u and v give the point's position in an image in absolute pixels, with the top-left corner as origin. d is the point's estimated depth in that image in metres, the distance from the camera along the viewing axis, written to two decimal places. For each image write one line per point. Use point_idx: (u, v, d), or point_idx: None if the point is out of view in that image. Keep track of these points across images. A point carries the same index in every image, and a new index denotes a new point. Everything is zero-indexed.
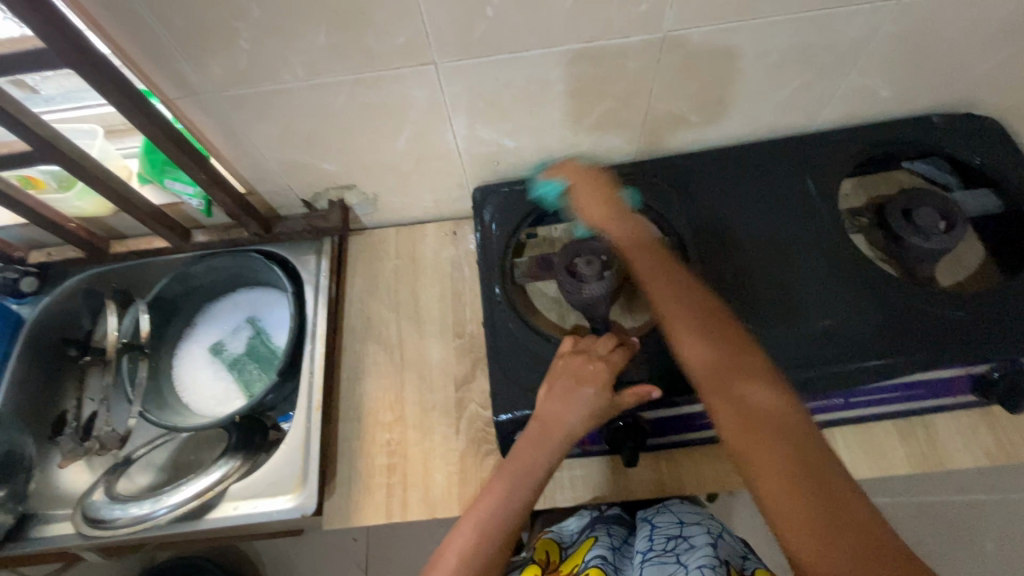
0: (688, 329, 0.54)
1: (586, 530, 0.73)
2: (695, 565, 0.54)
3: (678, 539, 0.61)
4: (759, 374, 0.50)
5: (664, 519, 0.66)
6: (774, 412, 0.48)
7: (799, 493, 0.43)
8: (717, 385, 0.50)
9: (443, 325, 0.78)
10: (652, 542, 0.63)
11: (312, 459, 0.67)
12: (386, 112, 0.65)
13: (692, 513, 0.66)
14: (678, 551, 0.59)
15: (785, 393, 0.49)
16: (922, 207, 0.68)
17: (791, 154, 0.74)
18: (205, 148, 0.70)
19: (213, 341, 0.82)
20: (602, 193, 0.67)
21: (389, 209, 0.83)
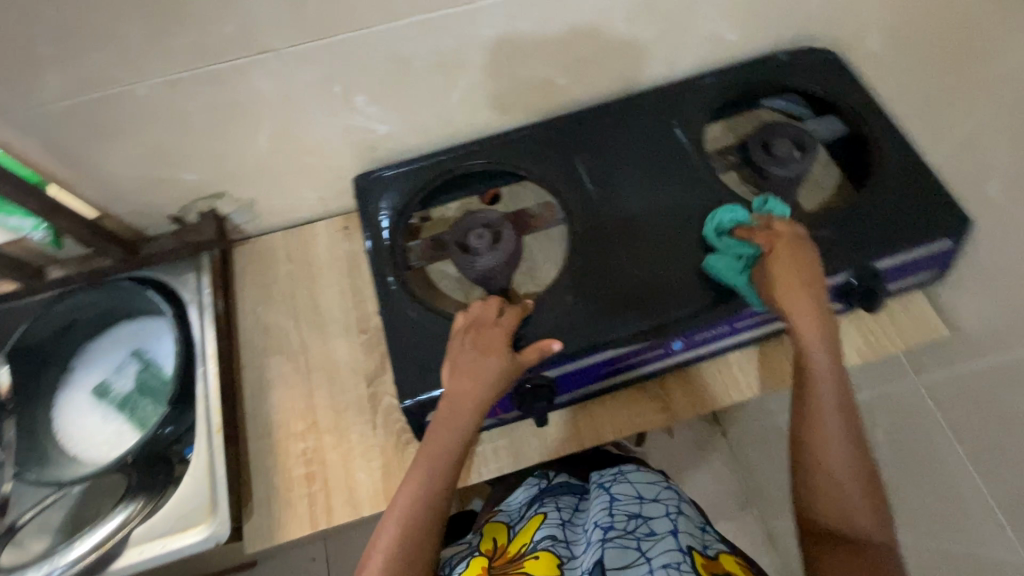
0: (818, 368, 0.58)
1: (533, 505, 0.74)
2: (659, 564, 0.55)
3: (639, 519, 0.63)
4: (847, 401, 0.57)
5: (623, 492, 0.69)
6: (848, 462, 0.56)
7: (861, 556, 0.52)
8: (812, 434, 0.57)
9: (347, 324, 0.75)
10: (611, 519, 0.64)
11: (222, 485, 0.64)
12: (236, 109, 0.61)
13: (649, 484, 0.70)
14: (639, 534, 0.61)
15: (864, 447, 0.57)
16: (777, 138, 0.72)
17: (660, 104, 0.76)
18: (37, 175, 0.62)
19: (96, 383, 0.75)
20: (805, 274, 0.59)
21: (270, 213, 0.79)
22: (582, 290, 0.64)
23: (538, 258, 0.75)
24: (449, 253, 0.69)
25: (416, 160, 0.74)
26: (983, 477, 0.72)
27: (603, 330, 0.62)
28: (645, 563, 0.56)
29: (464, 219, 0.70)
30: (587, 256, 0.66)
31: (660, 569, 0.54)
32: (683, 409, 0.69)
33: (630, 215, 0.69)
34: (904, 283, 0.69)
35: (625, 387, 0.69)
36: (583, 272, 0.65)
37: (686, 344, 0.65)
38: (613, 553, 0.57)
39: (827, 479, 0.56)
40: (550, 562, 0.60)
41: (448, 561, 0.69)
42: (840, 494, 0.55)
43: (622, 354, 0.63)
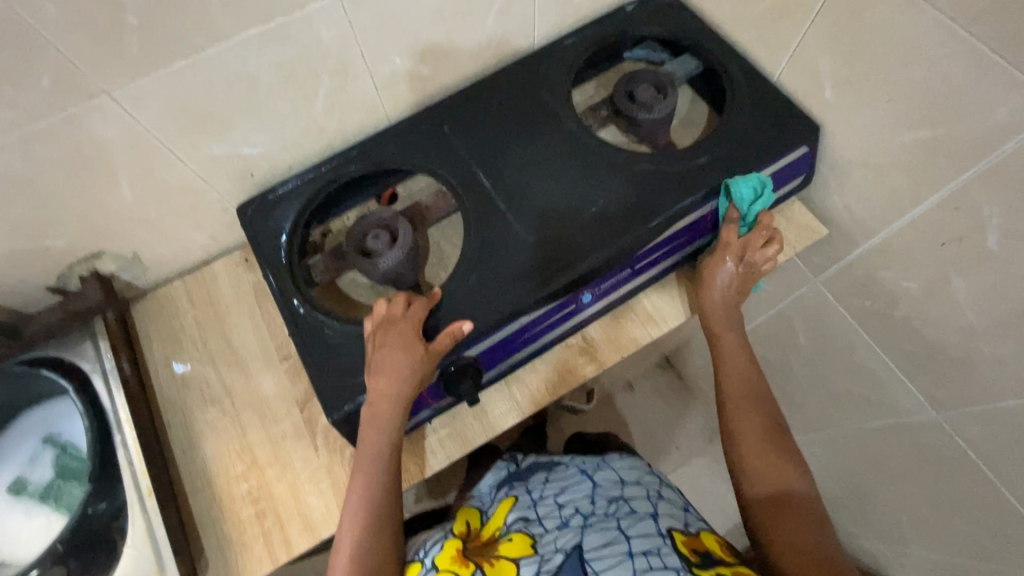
0: (756, 435, 0.64)
1: (504, 488, 0.76)
2: (639, 549, 0.56)
3: (619, 502, 0.66)
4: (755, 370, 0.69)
5: (605, 478, 0.72)
6: (751, 422, 0.65)
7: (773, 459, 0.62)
8: (742, 413, 0.66)
9: (267, 355, 0.74)
10: (592, 505, 0.66)
11: (165, 547, 0.61)
12: (84, 161, 0.59)
13: (630, 471, 0.74)
14: (619, 515, 0.63)
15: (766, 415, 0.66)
16: (638, 86, 0.76)
17: (527, 74, 0.78)
18: None
19: (11, 481, 0.71)
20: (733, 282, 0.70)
21: (160, 263, 0.76)
22: (486, 267, 0.66)
23: (444, 246, 0.75)
24: (350, 261, 0.68)
25: (300, 176, 0.73)
26: (886, 351, 0.79)
27: (512, 299, 0.64)
28: (624, 543, 0.57)
29: (359, 224, 0.69)
30: (484, 232, 0.68)
31: (639, 555, 0.55)
32: (609, 356, 0.73)
33: (518, 185, 0.70)
34: (780, 193, 0.75)
35: (551, 347, 0.73)
36: (483, 250, 0.67)
37: (594, 295, 0.69)
38: (592, 537, 0.59)
39: (778, 521, 0.58)
40: (524, 544, 0.61)
41: (419, 546, 0.68)
42: (757, 445, 0.64)
43: (535, 318, 0.66)
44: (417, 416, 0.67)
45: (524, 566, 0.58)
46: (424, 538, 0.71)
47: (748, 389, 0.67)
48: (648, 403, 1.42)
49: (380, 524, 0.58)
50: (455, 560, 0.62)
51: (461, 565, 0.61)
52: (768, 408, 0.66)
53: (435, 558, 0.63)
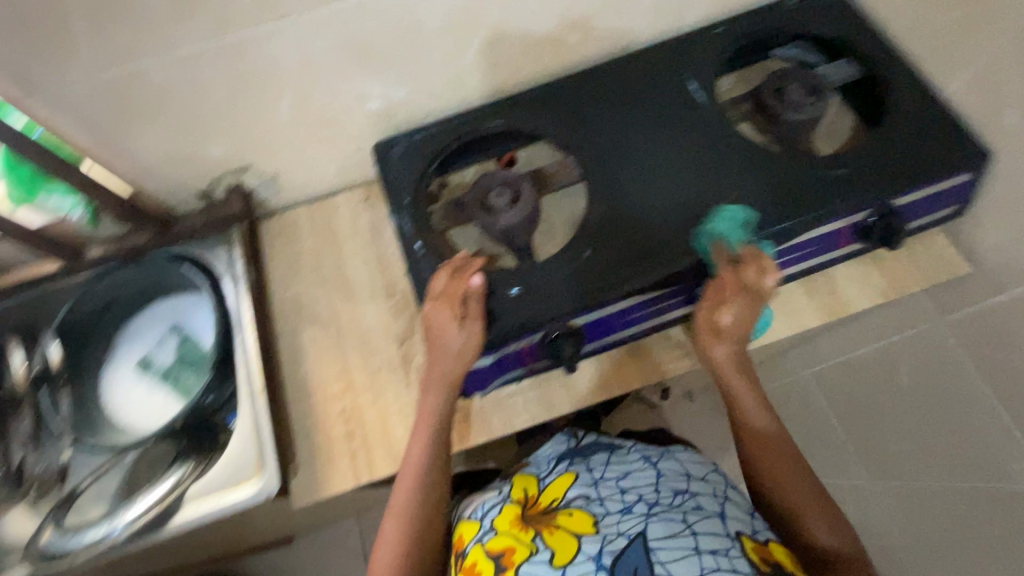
0: (803, 495, 0.60)
1: (563, 460, 0.72)
2: (707, 547, 0.55)
3: (685, 495, 0.63)
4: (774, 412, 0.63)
5: (669, 467, 0.68)
6: (797, 480, 0.60)
7: (826, 520, 0.59)
8: (784, 468, 0.61)
9: (374, 290, 0.78)
10: (656, 493, 0.63)
11: (268, 443, 0.66)
12: (259, 79, 0.63)
13: (697, 464, 0.69)
14: (685, 509, 0.61)
15: (807, 471, 0.61)
16: (789, 83, 0.73)
17: (673, 56, 0.75)
18: (72, 156, 0.64)
19: (138, 358, 0.77)
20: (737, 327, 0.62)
21: (292, 186, 0.80)
22: (604, 242, 0.66)
23: (557, 216, 0.76)
24: (471, 214, 0.70)
25: (434, 126, 0.75)
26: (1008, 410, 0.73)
27: (622, 277, 0.64)
28: (690, 539, 0.56)
29: (484, 178, 0.72)
30: (606, 209, 0.68)
31: (706, 554, 0.55)
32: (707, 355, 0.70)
33: (644, 166, 0.70)
34: (927, 219, 0.71)
35: (656, 331, 0.72)
36: (604, 225, 0.67)
37: (708, 288, 0.67)
38: (657, 527, 0.58)
39: None
40: (586, 522, 0.61)
41: (477, 503, 0.70)
42: (804, 505, 0.59)
43: (643, 300, 0.66)
44: (508, 372, 0.69)
45: (586, 544, 0.58)
46: (482, 492, 0.72)
47: (793, 467, 0.61)
48: (706, 416, 1.38)
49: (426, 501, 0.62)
50: (513, 524, 0.64)
51: (520, 531, 0.62)
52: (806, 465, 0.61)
53: (493, 520, 0.65)
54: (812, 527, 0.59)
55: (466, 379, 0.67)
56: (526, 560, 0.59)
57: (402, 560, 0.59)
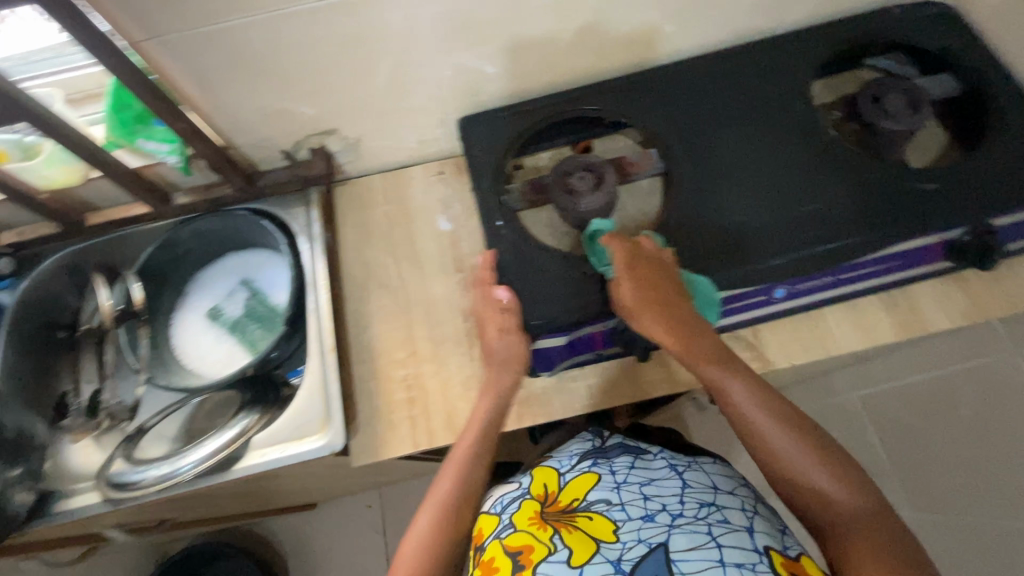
0: (830, 498, 0.50)
1: (585, 458, 0.67)
2: (732, 560, 0.53)
3: (711, 507, 0.59)
4: (781, 405, 0.55)
5: (695, 478, 0.64)
6: (818, 481, 0.51)
7: (865, 528, 0.47)
8: (794, 465, 0.52)
9: (443, 263, 0.78)
10: (681, 505, 0.60)
11: (333, 400, 0.67)
12: (363, 42, 0.63)
13: (724, 478, 0.65)
14: (711, 521, 0.57)
15: (832, 471, 0.51)
16: (890, 92, 0.70)
17: (768, 57, 0.74)
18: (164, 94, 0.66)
19: (209, 307, 0.80)
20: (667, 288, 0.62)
21: (371, 154, 0.81)
22: (687, 235, 0.66)
23: (632, 207, 0.76)
24: (551, 195, 0.70)
25: (520, 106, 0.76)
26: None
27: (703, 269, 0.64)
28: (714, 550, 0.54)
29: (566, 161, 0.71)
30: (690, 201, 0.68)
31: (731, 566, 0.52)
32: (778, 359, 0.68)
33: (732, 161, 0.69)
34: None
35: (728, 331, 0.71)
36: (688, 217, 0.67)
37: (788, 292, 0.67)
38: (681, 538, 0.56)
39: None
40: (607, 528, 0.58)
41: (498, 496, 0.66)
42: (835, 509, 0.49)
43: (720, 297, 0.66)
44: (578, 357, 0.69)
45: (605, 549, 0.56)
46: (500, 487, 0.68)
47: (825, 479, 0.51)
48: None
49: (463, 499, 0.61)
50: (532, 521, 0.60)
51: (539, 528, 0.59)
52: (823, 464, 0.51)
53: (512, 515, 0.61)
54: (848, 545, 0.47)
55: (536, 355, 0.68)
56: (544, 560, 0.56)
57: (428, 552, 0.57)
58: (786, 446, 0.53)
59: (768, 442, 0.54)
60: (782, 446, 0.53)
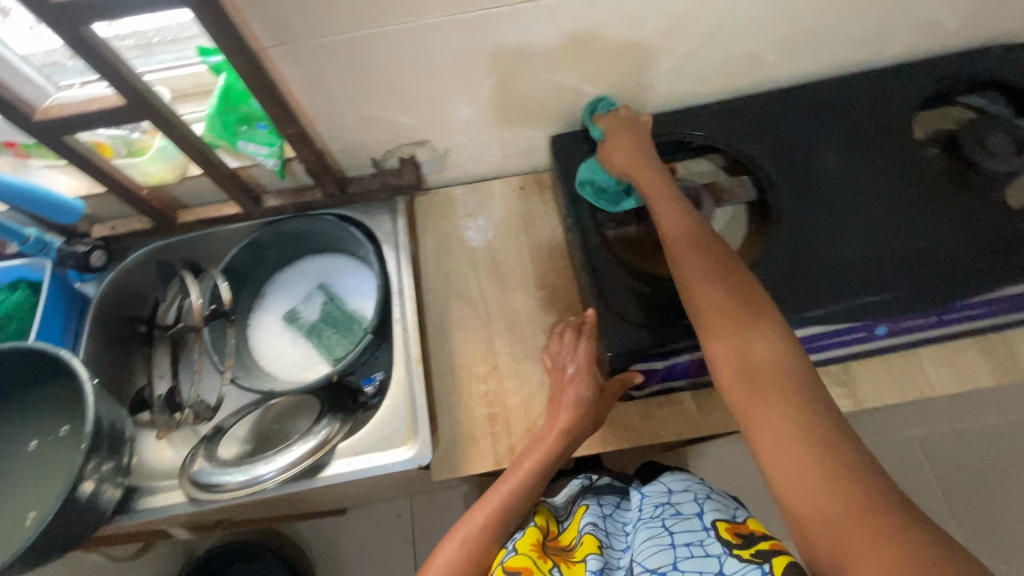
0: (763, 389, 0.45)
1: (575, 498, 0.68)
2: (682, 540, 0.51)
3: (665, 504, 0.57)
4: (727, 292, 0.50)
5: (653, 488, 0.61)
6: (774, 356, 0.46)
7: (798, 425, 0.42)
8: (725, 341, 0.48)
9: (524, 279, 0.78)
10: (643, 512, 0.58)
11: (421, 413, 0.66)
12: (475, 57, 0.64)
13: (680, 477, 0.61)
14: (664, 515, 0.55)
15: (774, 346, 0.47)
16: (992, 133, 0.70)
17: (864, 91, 0.74)
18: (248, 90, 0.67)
19: (286, 310, 0.81)
20: (640, 150, 0.66)
21: (455, 166, 0.82)
22: (786, 265, 0.64)
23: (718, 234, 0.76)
24: None
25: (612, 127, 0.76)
26: None
27: (808, 301, 0.62)
28: (667, 538, 0.52)
29: None
30: (789, 231, 0.67)
31: (682, 547, 0.50)
32: (870, 397, 0.67)
33: (831, 193, 0.68)
34: None
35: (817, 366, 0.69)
36: (789, 247, 0.66)
37: (889, 330, 0.65)
38: (642, 539, 0.54)
39: (805, 501, 0.40)
40: (590, 543, 0.57)
41: None
42: (774, 406, 0.44)
43: (825, 332, 0.64)
44: (671, 381, 0.68)
45: (589, 563, 0.54)
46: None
47: (747, 339, 0.47)
48: None
49: (488, 549, 0.59)
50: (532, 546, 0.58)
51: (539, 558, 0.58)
52: (771, 341, 0.47)
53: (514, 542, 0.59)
54: (771, 435, 0.43)
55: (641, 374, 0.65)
56: None
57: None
58: (707, 289, 0.52)
59: (681, 261, 0.54)
60: (701, 298, 0.51)
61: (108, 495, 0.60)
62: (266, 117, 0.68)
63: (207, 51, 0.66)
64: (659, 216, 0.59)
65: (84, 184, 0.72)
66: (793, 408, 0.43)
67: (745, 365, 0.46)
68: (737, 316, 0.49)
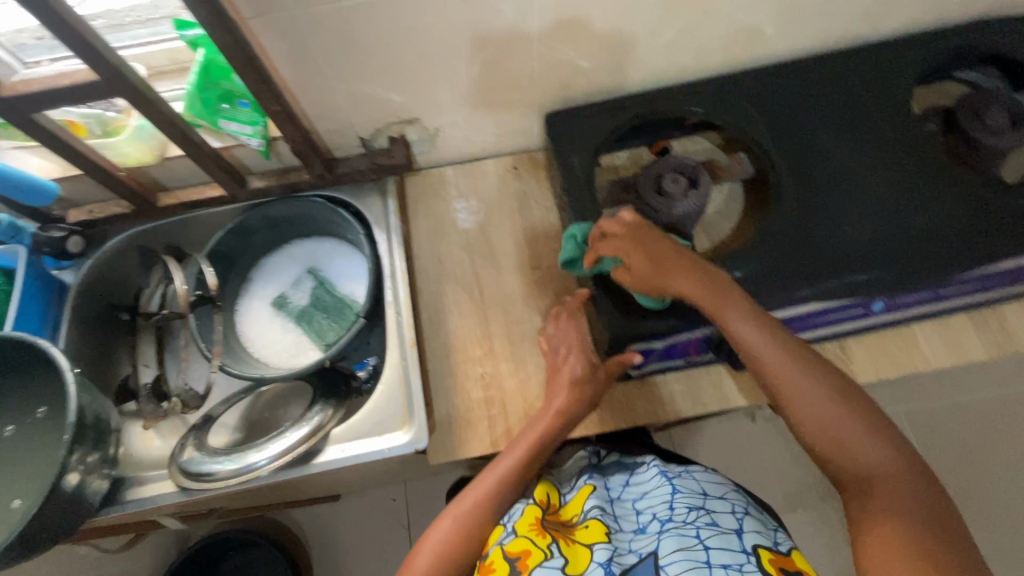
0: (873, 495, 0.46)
1: (582, 474, 0.68)
2: (718, 561, 0.50)
3: (700, 510, 0.57)
4: (832, 390, 0.52)
5: (685, 485, 0.61)
6: (882, 464, 0.48)
7: (912, 524, 0.43)
8: (831, 443, 0.50)
9: (519, 260, 0.76)
10: (670, 510, 0.58)
11: (417, 397, 0.65)
12: (467, 30, 0.61)
13: (715, 483, 0.61)
14: (699, 524, 0.55)
15: (881, 454, 0.48)
16: (991, 106, 0.69)
17: (863, 65, 0.73)
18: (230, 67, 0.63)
19: (275, 295, 0.79)
20: (661, 246, 0.59)
21: (447, 145, 0.79)
22: (784, 243, 0.64)
23: (715, 212, 0.75)
24: (641, 195, 0.69)
25: (607, 103, 0.74)
26: None
27: (809, 277, 0.62)
28: (701, 553, 0.51)
29: (658, 162, 0.70)
30: (787, 208, 0.66)
31: (718, 568, 0.50)
32: (866, 373, 0.67)
33: (830, 170, 0.67)
34: None
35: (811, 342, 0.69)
36: (788, 223, 0.65)
37: (886, 306, 0.65)
38: (669, 542, 0.53)
39: None
40: (599, 531, 0.58)
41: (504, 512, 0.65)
42: (888, 507, 0.45)
43: (823, 308, 0.64)
44: (671, 361, 0.67)
45: (597, 552, 0.55)
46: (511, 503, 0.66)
47: (839, 431, 0.50)
48: None
49: (484, 527, 0.60)
50: (531, 527, 0.59)
51: (539, 535, 0.58)
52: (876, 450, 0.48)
53: (514, 522, 0.60)
54: (879, 537, 0.44)
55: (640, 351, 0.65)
56: (540, 564, 0.55)
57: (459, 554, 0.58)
58: (801, 389, 0.52)
59: (760, 348, 0.54)
60: (799, 402, 0.52)
61: (93, 487, 0.58)
62: (247, 93, 0.65)
63: (184, 24, 0.61)
64: (687, 293, 0.57)
65: (58, 166, 0.69)
66: (909, 511, 0.44)
67: (839, 449, 0.49)
68: (844, 411, 0.50)
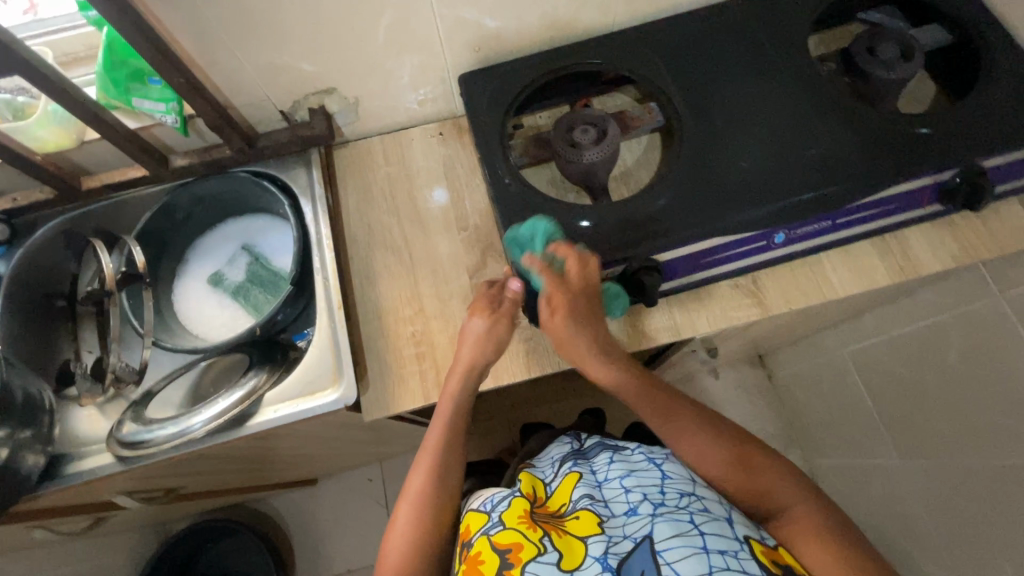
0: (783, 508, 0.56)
1: (566, 462, 0.67)
2: (715, 547, 0.50)
3: (692, 495, 0.57)
4: (722, 426, 0.62)
5: (674, 467, 0.61)
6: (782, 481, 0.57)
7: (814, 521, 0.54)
8: (737, 477, 0.59)
9: (447, 222, 0.78)
10: (662, 493, 0.57)
11: (345, 355, 0.68)
12: None
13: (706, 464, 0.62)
14: (693, 509, 0.55)
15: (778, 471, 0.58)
16: (883, 42, 0.72)
17: (762, 10, 0.75)
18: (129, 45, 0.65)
19: (211, 273, 0.80)
20: (580, 319, 0.64)
21: (370, 116, 0.81)
22: (681, 187, 0.67)
23: (633, 163, 0.77)
24: (553, 148, 0.71)
25: (519, 62, 0.76)
26: None
27: (709, 211, 0.65)
28: (697, 538, 0.51)
29: (568, 116, 0.72)
30: (689, 149, 0.69)
31: (715, 553, 0.50)
32: (778, 305, 0.71)
33: (732, 111, 0.70)
34: (1012, 186, 0.71)
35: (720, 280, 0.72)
36: (690, 165, 0.68)
37: (788, 238, 0.69)
38: (664, 527, 0.53)
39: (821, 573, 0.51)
40: (591, 522, 0.56)
41: (485, 496, 0.65)
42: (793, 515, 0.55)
43: (728, 243, 0.67)
44: None
45: (592, 546, 0.53)
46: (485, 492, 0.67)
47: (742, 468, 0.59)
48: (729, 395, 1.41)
49: (436, 515, 0.61)
50: (521, 519, 0.57)
51: (528, 528, 0.56)
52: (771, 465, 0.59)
53: (501, 513, 0.59)
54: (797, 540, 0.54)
55: None
56: (533, 560, 0.53)
57: (419, 526, 0.60)
58: (702, 441, 0.61)
59: (669, 410, 0.63)
60: (705, 462, 0.60)
61: (30, 462, 0.60)
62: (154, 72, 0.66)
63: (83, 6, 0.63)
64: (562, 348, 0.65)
65: None
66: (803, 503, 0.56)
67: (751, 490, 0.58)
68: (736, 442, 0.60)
